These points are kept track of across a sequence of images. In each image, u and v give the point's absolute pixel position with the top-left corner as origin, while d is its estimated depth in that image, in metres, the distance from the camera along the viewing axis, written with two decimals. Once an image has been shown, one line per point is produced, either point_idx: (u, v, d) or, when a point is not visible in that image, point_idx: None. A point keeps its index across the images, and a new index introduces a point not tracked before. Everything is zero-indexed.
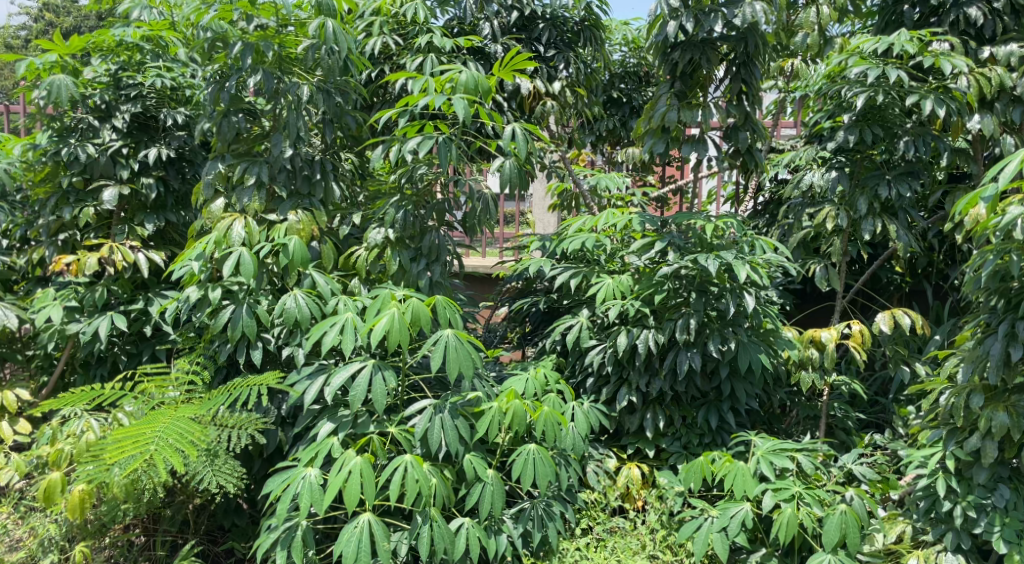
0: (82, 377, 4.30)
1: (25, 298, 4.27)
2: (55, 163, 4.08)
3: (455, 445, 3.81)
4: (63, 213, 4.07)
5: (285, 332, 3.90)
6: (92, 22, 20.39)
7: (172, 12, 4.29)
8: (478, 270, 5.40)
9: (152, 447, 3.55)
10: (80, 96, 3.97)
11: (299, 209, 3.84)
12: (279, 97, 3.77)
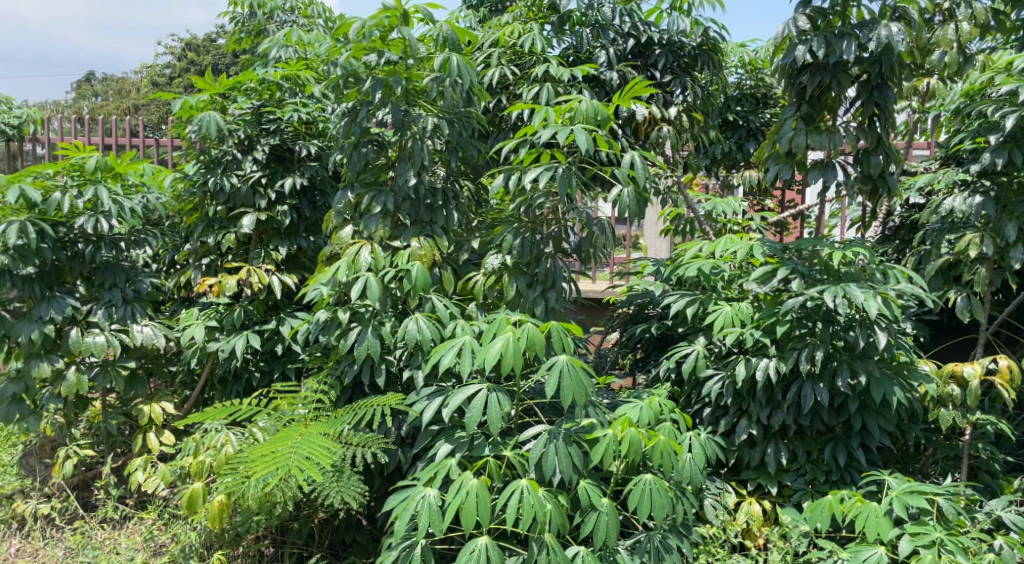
0: (220, 393, 4.61)
1: (172, 318, 4.65)
2: (203, 193, 4.40)
3: (570, 472, 3.79)
4: (208, 239, 4.38)
5: (406, 354, 4.02)
6: (227, 59, 21.69)
7: (306, 50, 4.69)
8: (590, 295, 5.59)
9: (285, 463, 3.70)
10: (227, 131, 4.28)
11: (421, 236, 3.97)
12: (406, 129, 3.92)
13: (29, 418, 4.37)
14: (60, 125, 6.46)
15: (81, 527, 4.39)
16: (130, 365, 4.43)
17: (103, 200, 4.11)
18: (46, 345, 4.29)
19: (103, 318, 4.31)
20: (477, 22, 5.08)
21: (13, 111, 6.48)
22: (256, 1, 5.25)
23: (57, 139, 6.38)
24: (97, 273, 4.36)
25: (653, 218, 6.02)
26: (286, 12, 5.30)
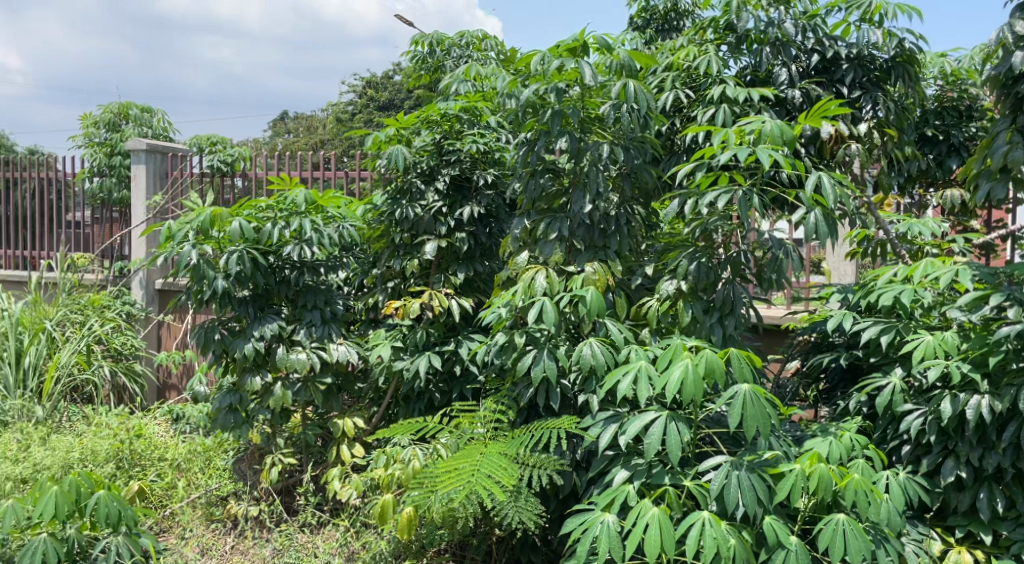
0: (405, 410, 4.88)
1: (360, 337, 5.04)
2: (389, 222, 4.77)
3: (754, 506, 3.58)
4: (394, 264, 4.75)
5: (580, 378, 4.01)
6: (404, 95, 22.97)
7: (483, 84, 5.12)
8: (769, 321, 5.35)
9: (469, 480, 3.75)
10: (413, 163, 4.66)
11: (595, 260, 3.99)
12: (582, 156, 3.97)
13: (242, 427, 4.86)
14: (265, 161, 7.16)
15: (284, 530, 4.75)
16: (326, 381, 4.81)
17: (307, 230, 4.61)
18: (257, 361, 4.80)
19: (304, 336, 4.76)
20: (644, 46, 5.22)
21: (228, 152, 7.32)
22: (436, 40, 5.93)
23: (264, 174, 7.10)
24: (301, 295, 4.87)
25: (839, 241, 5.61)
26: (461, 48, 5.99)
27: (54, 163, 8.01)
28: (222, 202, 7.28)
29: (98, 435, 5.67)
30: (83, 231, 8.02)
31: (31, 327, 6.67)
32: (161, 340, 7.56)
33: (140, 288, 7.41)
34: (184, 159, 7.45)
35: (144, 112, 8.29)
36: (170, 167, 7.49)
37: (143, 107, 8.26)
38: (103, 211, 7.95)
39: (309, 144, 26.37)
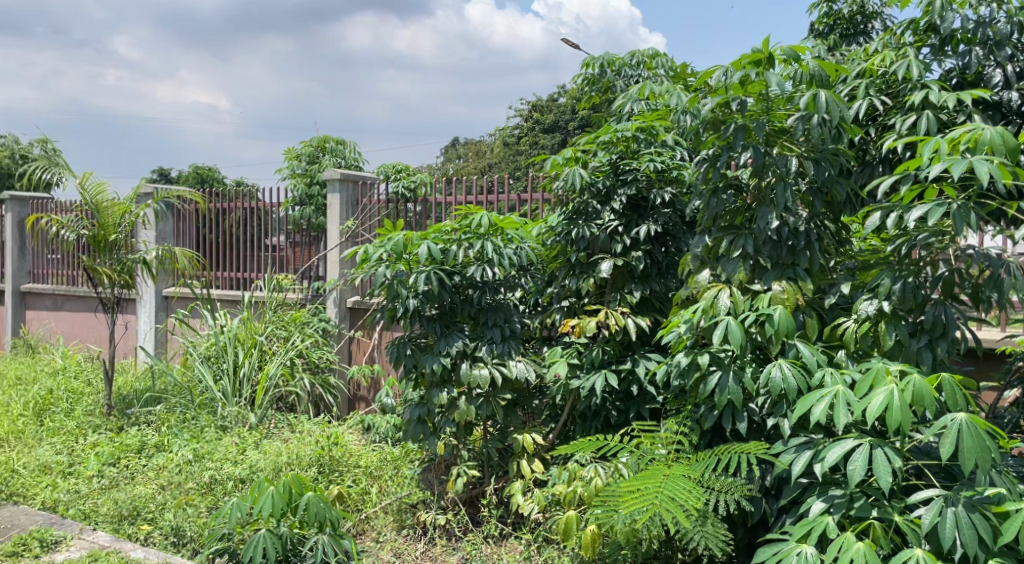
0: (582, 427, 4.92)
1: (537, 355, 5.23)
2: (565, 243, 5.01)
3: (975, 546, 3.27)
4: (570, 282, 4.94)
5: (769, 402, 3.86)
6: (569, 114, 23.28)
7: (658, 102, 5.22)
8: (983, 344, 5.00)
9: (652, 501, 3.71)
10: (590, 183, 4.85)
11: (782, 279, 3.87)
12: (769, 171, 3.87)
13: (429, 439, 5.13)
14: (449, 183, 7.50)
15: (469, 540, 4.89)
16: (507, 397, 5.01)
17: (488, 251, 4.85)
18: (443, 377, 5.05)
19: (486, 353, 4.97)
20: (829, 54, 5.06)
21: (411, 178, 7.72)
22: (606, 61, 6.05)
23: (442, 199, 7.41)
24: (482, 313, 5.10)
25: None
26: (632, 67, 6.09)
27: (256, 193, 8.70)
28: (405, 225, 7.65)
29: (303, 442, 6.23)
30: (280, 254, 8.66)
31: (245, 341, 7.48)
32: (351, 354, 8.01)
33: (335, 307, 7.87)
34: (373, 187, 7.90)
35: (338, 144, 8.91)
36: (360, 195, 7.95)
37: (337, 138, 8.87)
38: (300, 235, 8.56)
39: (479, 167, 27.25)
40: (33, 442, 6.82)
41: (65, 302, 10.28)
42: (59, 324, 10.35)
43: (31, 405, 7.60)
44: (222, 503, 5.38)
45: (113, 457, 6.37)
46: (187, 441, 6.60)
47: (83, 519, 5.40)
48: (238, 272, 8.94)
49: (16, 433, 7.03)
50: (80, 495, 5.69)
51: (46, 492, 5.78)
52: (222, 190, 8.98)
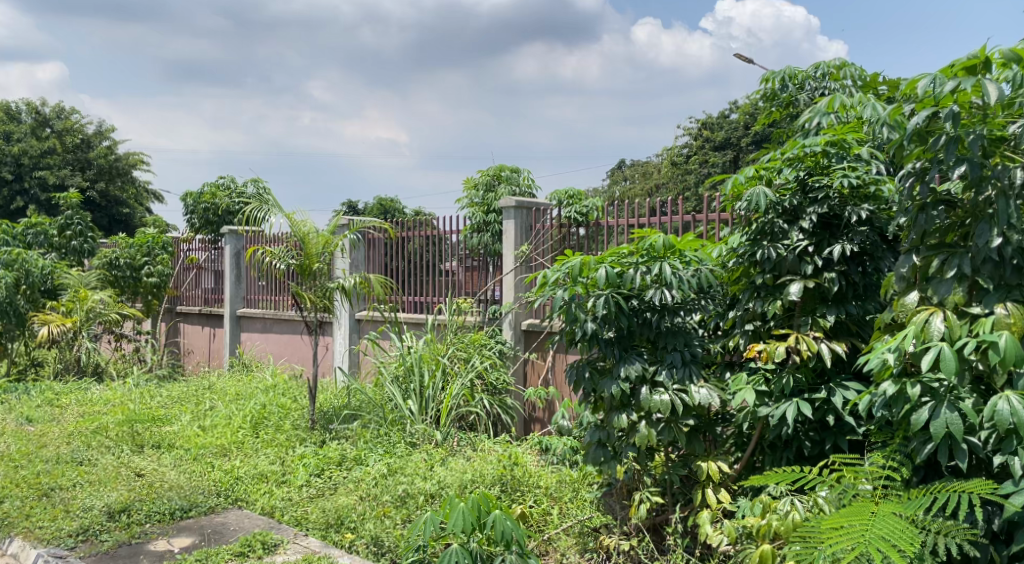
0: (772, 457, 4.69)
1: (720, 380, 5.08)
2: (748, 264, 4.87)
3: None
4: (756, 305, 4.77)
5: (995, 437, 3.51)
6: (741, 130, 22.65)
7: (851, 114, 4.96)
8: None
9: (858, 540, 3.46)
10: (776, 202, 4.69)
11: (1007, 301, 3.53)
12: (988, 185, 3.57)
13: (610, 462, 5.06)
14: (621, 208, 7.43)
15: None
16: (690, 422, 4.89)
17: (667, 273, 4.79)
18: (622, 401, 5.00)
19: (666, 377, 4.88)
20: None
21: (583, 204, 7.71)
22: (788, 75, 5.85)
23: (613, 224, 7.33)
24: (661, 337, 5.01)
25: None
26: (816, 79, 5.81)
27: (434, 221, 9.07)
28: (576, 249, 7.64)
29: (486, 460, 6.56)
30: (454, 278, 8.90)
31: (430, 362, 7.77)
32: (526, 376, 8.12)
33: (511, 329, 8.01)
34: (546, 213, 7.97)
35: (512, 172, 9.06)
36: (534, 221, 8.05)
37: (512, 166, 8.98)
38: (474, 260, 8.71)
39: (646, 188, 27.06)
40: (251, 452, 7.36)
41: (272, 325, 11.09)
42: (267, 346, 11.17)
43: (248, 419, 8.21)
44: (416, 516, 5.60)
45: (319, 468, 6.78)
46: (382, 455, 6.98)
47: (297, 525, 5.75)
48: (416, 296, 9.33)
49: (237, 443, 7.62)
50: (293, 502, 6.09)
51: (264, 499, 6.22)
52: (404, 219, 9.41)
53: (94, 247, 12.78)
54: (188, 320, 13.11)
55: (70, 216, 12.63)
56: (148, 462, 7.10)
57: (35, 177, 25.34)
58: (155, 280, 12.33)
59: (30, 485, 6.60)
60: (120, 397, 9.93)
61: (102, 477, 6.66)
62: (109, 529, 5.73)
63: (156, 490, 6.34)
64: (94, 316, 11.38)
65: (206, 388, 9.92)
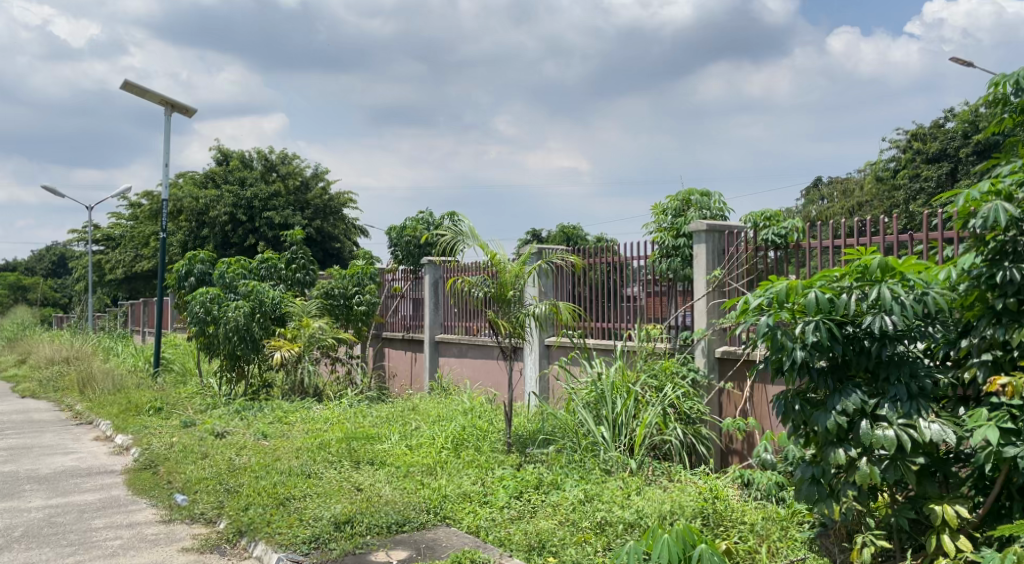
0: (1022, 504, 4.27)
1: (953, 415, 4.62)
2: (985, 288, 4.45)
3: None
4: (997, 333, 4.34)
5: None
6: (958, 142, 20.89)
7: None
8: None
9: None
10: (1019, 218, 4.28)
11: None
12: None
13: (827, 500, 4.74)
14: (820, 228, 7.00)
15: None
16: (919, 461, 4.48)
17: (888, 297, 4.45)
18: (839, 435, 4.67)
19: (890, 411, 4.48)
20: None
21: (781, 226, 7.36)
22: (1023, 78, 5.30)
23: (815, 246, 6.92)
24: (883, 368, 4.63)
25: None
26: None
27: (616, 246, 8.96)
28: (772, 273, 7.36)
29: (685, 491, 6.34)
30: (639, 304, 8.72)
31: (621, 390, 7.72)
32: (721, 407, 7.71)
33: (704, 356, 7.70)
34: (739, 236, 7.68)
35: (703, 196, 8.52)
36: (726, 245, 7.74)
37: (701, 191, 8.47)
38: (655, 286, 8.50)
39: (849, 209, 25.57)
40: (454, 472, 7.53)
41: (469, 350, 11.35)
42: (463, 370, 11.45)
43: (450, 440, 8.42)
44: (617, 544, 5.51)
45: (518, 490, 6.81)
46: (578, 481, 6.94)
47: (501, 545, 5.79)
48: (602, 322, 9.20)
49: (441, 463, 7.83)
50: (497, 523, 6.15)
51: (470, 518, 6.33)
52: (587, 246, 9.34)
53: (314, 278, 13.79)
54: (392, 345, 13.71)
55: (295, 251, 13.77)
56: (365, 478, 7.46)
57: (263, 218, 27.71)
58: (365, 308, 13.08)
59: (268, 495, 7.14)
60: (338, 416, 10.56)
61: (328, 490, 7.08)
62: (336, 538, 6.06)
63: (374, 504, 6.61)
64: (314, 341, 12.25)
65: (410, 410, 10.34)
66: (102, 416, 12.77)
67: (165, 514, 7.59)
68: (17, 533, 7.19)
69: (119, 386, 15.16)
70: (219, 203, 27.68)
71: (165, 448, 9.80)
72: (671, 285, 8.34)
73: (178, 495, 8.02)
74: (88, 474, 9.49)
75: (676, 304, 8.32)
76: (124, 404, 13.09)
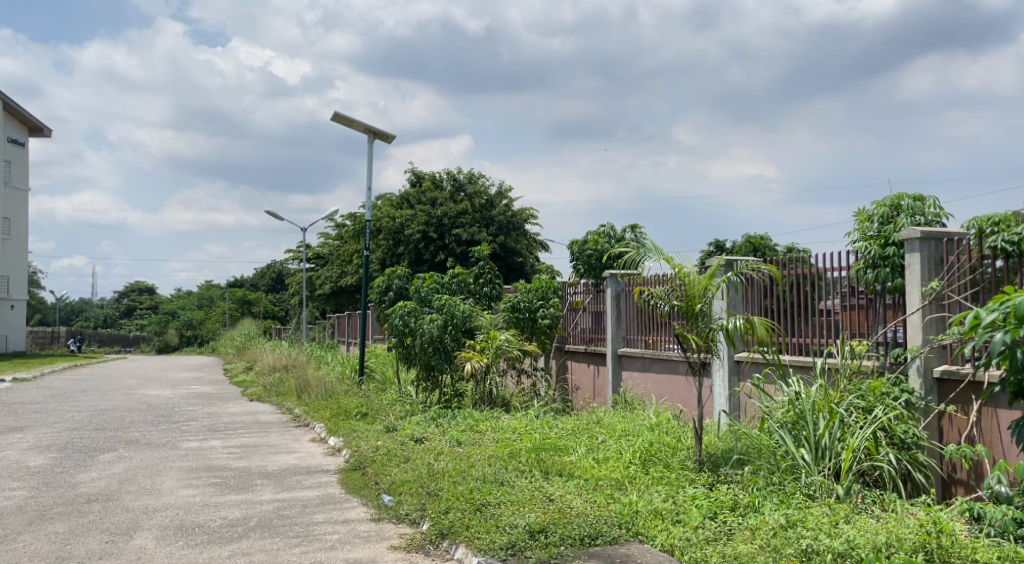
0: None
1: None
2: None
3: None
4: None
5: None
6: None
7: None
8: None
9: None
10: None
11: None
12: None
13: None
14: None
15: None
16: None
17: None
18: None
19: None
20: None
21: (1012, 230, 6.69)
22: None
23: None
24: None
25: None
26: None
27: (809, 257, 8.61)
28: (1001, 283, 6.76)
29: (902, 523, 5.96)
30: (837, 319, 8.32)
31: (824, 410, 7.34)
32: (943, 432, 7.20)
33: (921, 377, 7.22)
34: (961, 244, 7.12)
35: (914, 201, 7.91)
36: (945, 253, 7.23)
37: (915, 194, 7.85)
38: (856, 298, 8.10)
39: None
40: (644, 487, 7.47)
41: (653, 364, 11.14)
42: (647, 386, 11.21)
43: (638, 455, 8.37)
44: None
45: (713, 511, 6.65)
46: (778, 505, 6.68)
47: None
48: (797, 337, 8.79)
49: (631, 478, 7.79)
50: (692, 543, 6.04)
51: (664, 535, 6.26)
52: (779, 258, 9.01)
53: (499, 292, 14.19)
54: (574, 358, 13.58)
55: (482, 266, 14.21)
56: (556, 488, 7.56)
57: (452, 235, 28.95)
58: (548, 322, 13.20)
59: (466, 500, 7.38)
60: (525, 426, 10.78)
61: (521, 498, 7.22)
62: (531, 546, 6.18)
63: (567, 514, 6.66)
64: (501, 353, 12.51)
65: (595, 423, 10.37)
66: (316, 419, 13.76)
67: (375, 513, 8.07)
68: (253, 522, 7.90)
69: (330, 392, 16.27)
70: (413, 222, 29.27)
71: (371, 450, 10.40)
72: (871, 298, 7.94)
73: (385, 495, 8.49)
74: (308, 472, 10.27)
75: (882, 319, 7.82)
76: (336, 409, 14.05)
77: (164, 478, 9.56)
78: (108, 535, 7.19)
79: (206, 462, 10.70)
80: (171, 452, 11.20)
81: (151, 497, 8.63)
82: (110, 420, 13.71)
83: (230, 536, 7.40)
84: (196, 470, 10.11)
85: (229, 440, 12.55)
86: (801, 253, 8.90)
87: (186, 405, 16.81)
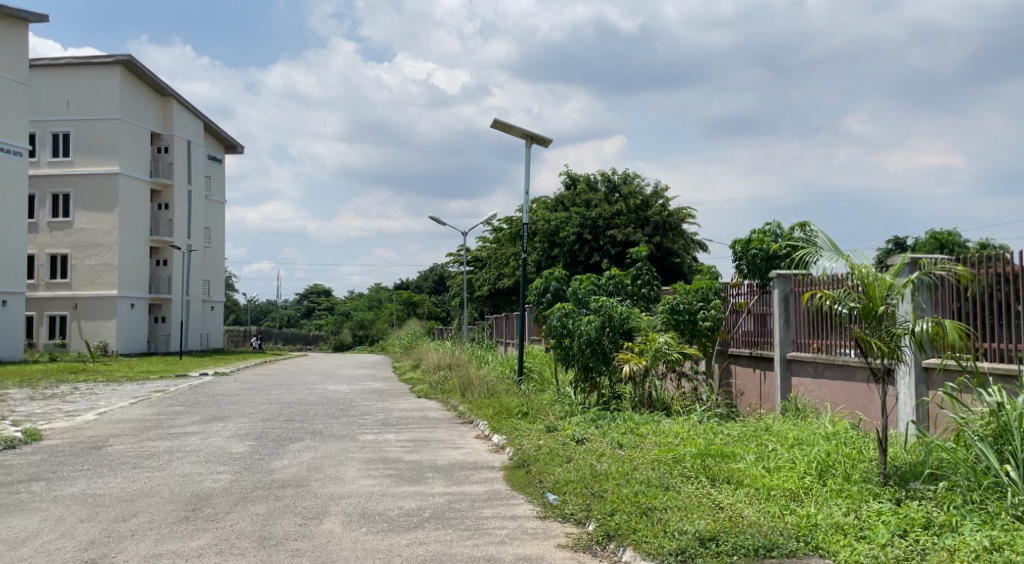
0: None
1: None
2: None
3: None
4: None
5: None
6: None
7: None
8: None
9: None
10: None
11: None
12: None
13: None
14: None
15: None
16: None
17: None
18: None
19: None
20: None
21: None
22: None
23: None
24: None
25: None
26: None
27: (1007, 256, 8.12)
28: None
29: None
30: None
31: None
32: None
33: None
34: None
35: None
36: None
37: None
38: None
39: None
40: (822, 500, 7.29)
41: (827, 370, 10.81)
42: (821, 393, 10.88)
43: (813, 465, 8.16)
44: None
45: (902, 529, 6.40)
46: (979, 525, 6.33)
47: None
48: (995, 342, 8.32)
49: (806, 490, 7.63)
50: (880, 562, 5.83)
51: (847, 552, 6.06)
52: (972, 256, 8.56)
53: (658, 294, 14.08)
54: (738, 361, 13.28)
55: (640, 267, 14.20)
56: (725, 496, 7.52)
57: (606, 235, 29.05)
58: (710, 324, 12.94)
59: (632, 503, 7.48)
60: (688, 431, 10.74)
61: (689, 504, 7.22)
62: (702, 554, 6.20)
63: (738, 524, 6.62)
64: (660, 355, 12.45)
65: (764, 430, 10.16)
66: (481, 416, 14.24)
67: (542, 510, 8.32)
68: (427, 513, 8.34)
69: (492, 391, 16.74)
70: (568, 224, 29.62)
71: (534, 449, 10.68)
72: None
73: (550, 494, 8.69)
74: (475, 468, 10.68)
75: None
76: (497, 408, 14.43)
77: (346, 468, 10.24)
78: (300, 518, 7.81)
79: (382, 454, 11.35)
80: (351, 444, 11.95)
81: (335, 485, 9.29)
82: (297, 412, 14.80)
83: (407, 525, 7.85)
84: (374, 461, 10.76)
85: (401, 434, 13.24)
86: (996, 251, 8.41)
87: (362, 400, 17.85)
